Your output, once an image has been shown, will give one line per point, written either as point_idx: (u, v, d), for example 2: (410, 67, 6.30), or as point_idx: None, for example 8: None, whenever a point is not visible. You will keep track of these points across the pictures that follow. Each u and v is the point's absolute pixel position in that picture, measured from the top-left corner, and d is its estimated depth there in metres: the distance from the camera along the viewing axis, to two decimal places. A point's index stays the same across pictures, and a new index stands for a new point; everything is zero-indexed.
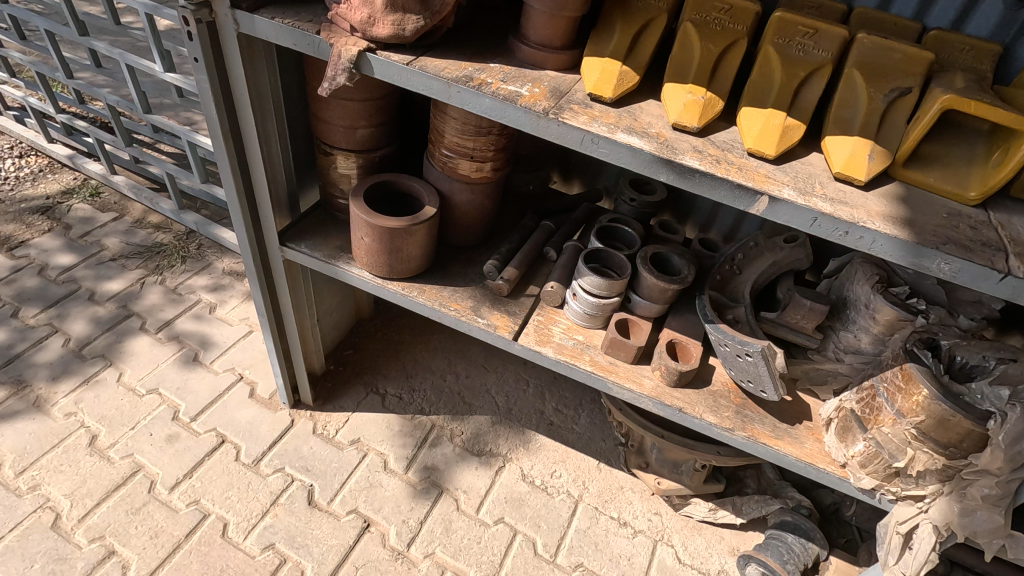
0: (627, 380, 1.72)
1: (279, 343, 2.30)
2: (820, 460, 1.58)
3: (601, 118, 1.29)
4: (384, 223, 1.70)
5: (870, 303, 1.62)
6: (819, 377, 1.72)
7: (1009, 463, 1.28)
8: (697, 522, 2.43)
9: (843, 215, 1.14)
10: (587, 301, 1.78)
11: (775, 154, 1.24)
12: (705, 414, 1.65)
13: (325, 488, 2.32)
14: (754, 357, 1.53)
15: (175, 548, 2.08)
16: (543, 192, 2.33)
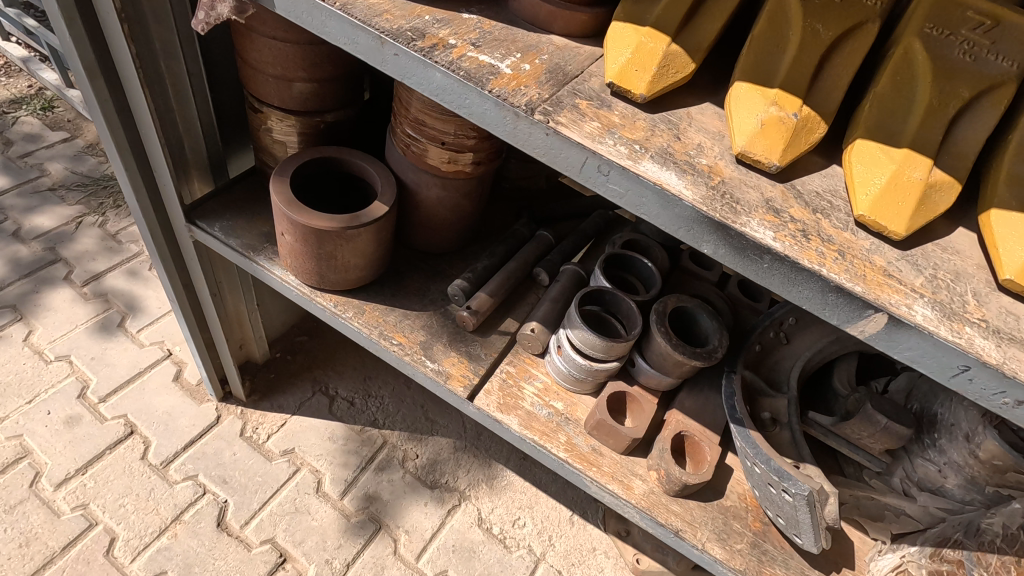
0: (611, 478, 1.26)
1: (201, 332, 1.88)
2: None
3: (618, 129, 0.78)
4: (312, 224, 1.23)
5: (974, 436, 1.11)
6: (874, 511, 1.23)
7: None
8: None
9: (1021, 370, 0.63)
10: (575, 362, 1.31)
11: (904, 234, 0.73)
12: (709, 544, 1.20)
13: (240, 507, 1.95)
14: (794, 498, 1.06)
15: (47, 562, 1.74)
16: (548, 188, 1.83)
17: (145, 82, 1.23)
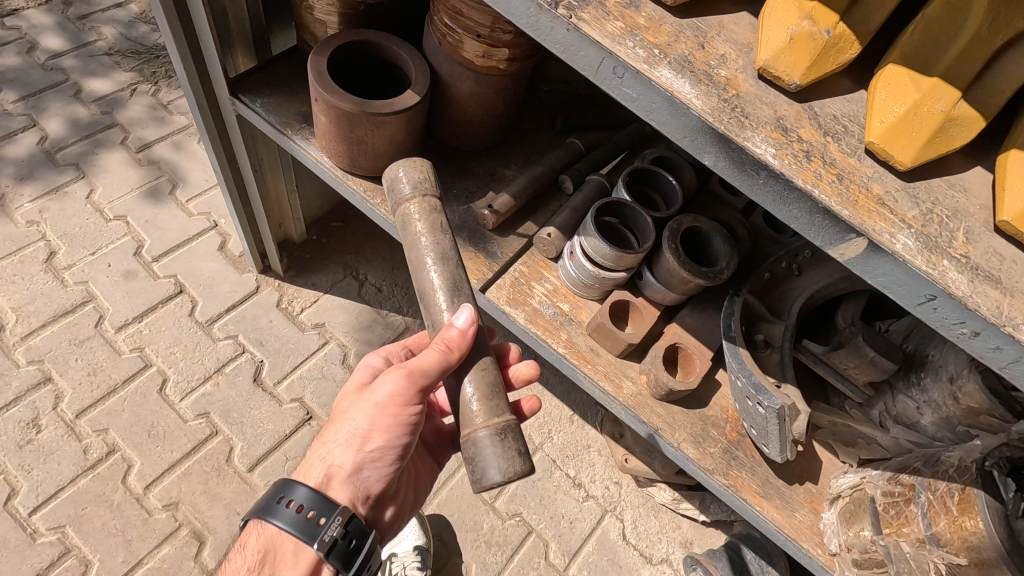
0: (604, 377, 1.36)
1: (242, 206, 1.99)
2: (804, 538, 1.25)
3: (643, 31, 0.78)
4: (322, 99, 1.28)
5: (956, 378, 1.16)
6: (847, 436, 1.32)
7: None
8: (657, 504, 2.25)
9: (983, 305, 0.67)
10: (584, 269, 1.37)
11: (908, 166, 0.73)
12: (684, 443, 1.32)
13: (274, 368, 2.16)
14: (766, 410, 1.16)
15: (110, 391, 2.00)
16: (586, 94, 1.78)
17: None
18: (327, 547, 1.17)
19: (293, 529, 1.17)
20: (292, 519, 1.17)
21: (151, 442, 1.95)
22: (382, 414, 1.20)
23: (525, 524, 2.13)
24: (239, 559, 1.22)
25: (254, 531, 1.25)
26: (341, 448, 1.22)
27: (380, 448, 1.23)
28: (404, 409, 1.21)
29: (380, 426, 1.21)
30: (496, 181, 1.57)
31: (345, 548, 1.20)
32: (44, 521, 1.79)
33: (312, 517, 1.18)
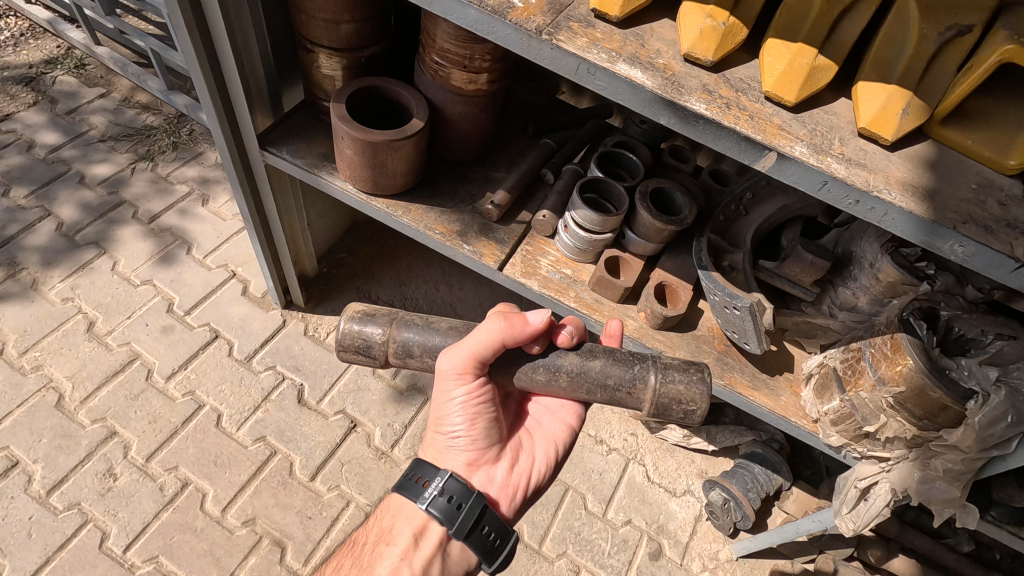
0: (610, 319, 1.68)
1: (267, 246, 2.26)
2: (792, 413, 1.58)
3: (602, 42, 1.11)
4: (348, 135, 1.58)
5: (875, 262, 1.52)
6: (808, 330, 1.66)
7: (980, 442, 1.26)
8: (670, 444, 2.56)
9: (857, 181, 1.02)
10: (578, 236, 1.70)
11: (795, 102, 1.08)
12: (684, 359, 1.63)
13: (314, 388, 2.39)
14: (741, 311, 1.51)
15: (172, 433, 2.20)
16: (548, 103, 2.13)
17: (226, 28, 1.54)
18: (428, 501, 1.41)
19: (405, 490, 1.45)
20: (407, 484, 1.45)
21: (219, 471, 2.15)
22: (449, 395, 1.45)
23: (561, 483, 2.40)
24: (375, 518, 1.51)
25: (386, 501, 1.54)
26: (439, 425, 1.51)
27: (459, 419, 1.48)
28: (460, 387, 1.43)
29: (456, 405, 1.46)
30: (492, 183, 1.89)
31: (450, 508, 1.41)
32: (138, 555, 1.97)
33: (416, 477, 1.46)
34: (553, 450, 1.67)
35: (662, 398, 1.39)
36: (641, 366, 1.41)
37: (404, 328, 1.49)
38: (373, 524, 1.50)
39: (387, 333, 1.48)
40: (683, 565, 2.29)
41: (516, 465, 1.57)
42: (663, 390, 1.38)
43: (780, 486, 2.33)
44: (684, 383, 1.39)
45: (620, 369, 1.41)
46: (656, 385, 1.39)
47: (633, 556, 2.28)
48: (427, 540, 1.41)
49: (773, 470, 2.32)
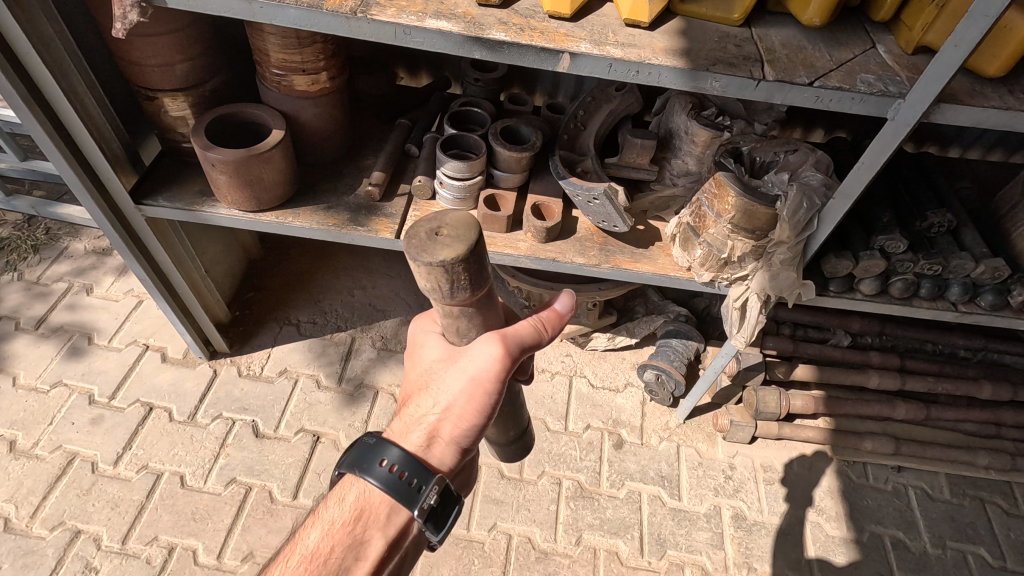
0: (505, 247, 1.93)
1: (174, 302, 2.31)
2: (671, 270, 1.92)
3: (409, 8, 1.33)
4: (216, 159, 1.70)
5: (688, 129, 1.87)
6: (662, 203, 2.01)
7: (794, 231, 1.64)
8: (601, 352, 2.87)
9: (632, 57, 1.32)
10: (454, 186, 1.92)
11: (571, 13, 1.37)
12: (575, 258, 1.92)
13: (267, 419, 2.46)
14: (600, 199, 1.80)
15: (140, 509, 2.19)
16: (388, 93, 2.27)
17: (65, 97, 1.60)
18: (424, 512, 1.22)
19: (392, 491, 1.21)
20: (392, 480, 1.21)
21: (201, 524, 2.18)
22: (473, 390, 1.22)
23: None
24: (339, 515, 1.23)
25: (351, 484, 1.25)
26: (444, 420, 1.26)
27: (475, 422, 1.26)
28: (495, 388, 1.20)
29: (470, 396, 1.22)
30: (365, 170, 2.08)
31: (439, 503, 1.26)
32: None
33: (415, 481, 1.22)
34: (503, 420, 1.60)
35: (511, 449, 1.62)
36: (541, 421, 1.59)
37: (452, 284, 1.18)
38: (331, 520, 1.22)
39: (475, 294, 1.06)
40: (644, 443, 2.62)
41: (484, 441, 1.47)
42: (528, 441, 1.61)
43: (696, 350, 2.71)
44: (539, 438, 1.64)
45: (525, 410, 1.55)
46: (532, 432, 1.60)
47: (601, 452, 2.57)
48: (399, 546, 1.25)
49: (685, 338, 2.71)
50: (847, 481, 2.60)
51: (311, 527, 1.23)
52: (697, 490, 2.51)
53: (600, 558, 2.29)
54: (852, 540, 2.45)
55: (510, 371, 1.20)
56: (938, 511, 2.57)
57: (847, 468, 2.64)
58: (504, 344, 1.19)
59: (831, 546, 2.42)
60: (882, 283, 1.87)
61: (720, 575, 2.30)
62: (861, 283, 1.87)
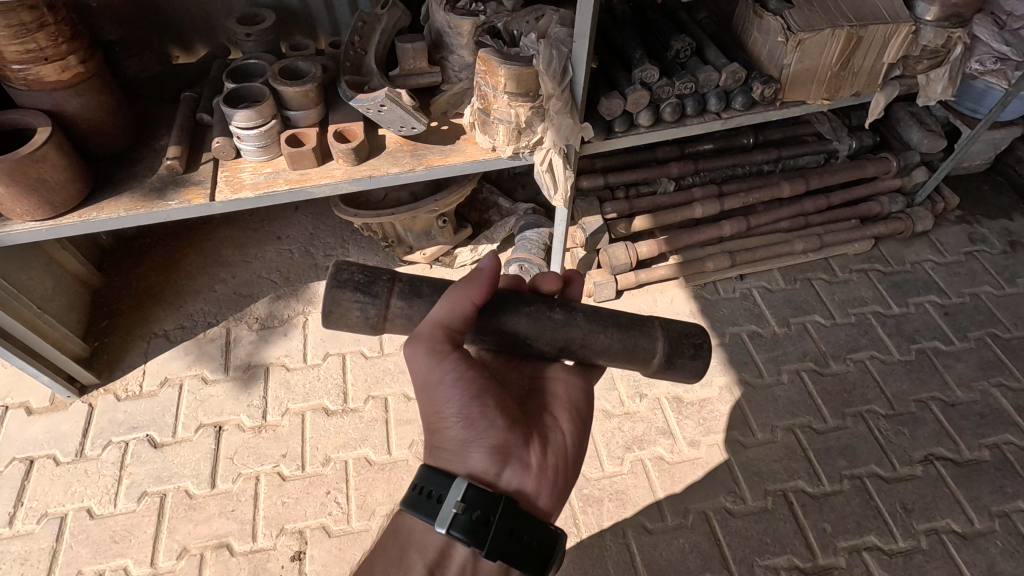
0: (322, 179, 2.02)
1: (13, 345, 2.20)
2: (479, 155, 2.12)
3: None
4: None
5: (450, 23, 2.03)
6: (455, 99, 2.17)
7: (555, 81, 1.86)
8: (471, 265, 3.06)
9: None
10: (251, 135, 1.95)
11: None
12: (390, 169, 2.05)
13: (162, 428, 2.45)
14: (387, 105, 1.92)
15: (53, 553, 2.14)
16: (161, 74, 2.28)
17: None
18: (450, 522, 1.30)
19: (422, 511, 1.33)
20: (418, 500, 1.35)
21: (124, 543, 2.17)
22: (434, 383, 1.41)
23: None
24: (389, 547, 1.39)
25: (400, 519, 1.43)
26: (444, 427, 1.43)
27: (456, 413, 1.40)
28: (445, 373, 1.39)
29: (443, 391, 1.40)
30: (162, 150, 2.06)
31: (470, 522, 1.30)
32: None
33: (438, 489, 1.35)
34: (572, 420, 1.59)
35: (672, 359, 1.57)
36: (648, 323, 1.58)
37: (401, 294, 1.49)
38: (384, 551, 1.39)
39: (388, 290, 1.48)
40: None
41: (545, 446, 1.48)
42: (674, 353, 1.56)
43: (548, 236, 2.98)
44: (685, 328, 1.60)
45: (639, 320, 1.58)
46: (671, 339, 1.57)
47: None
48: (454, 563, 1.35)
49: (536, 228, 2.96)
50: (702, 300, 3.02)
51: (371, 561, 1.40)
52: None
53: None
54: (717, 345, 2.87)
55: (452, 350, 1.40)
56: (777, 299, 3.05)
57: (700, 291, 3.06)
58: (417, 339, 1.41)
59: None
60: (655, 113, 2.17)
61: (619, 409, 2.62)
62: (639, 118, 2.15)
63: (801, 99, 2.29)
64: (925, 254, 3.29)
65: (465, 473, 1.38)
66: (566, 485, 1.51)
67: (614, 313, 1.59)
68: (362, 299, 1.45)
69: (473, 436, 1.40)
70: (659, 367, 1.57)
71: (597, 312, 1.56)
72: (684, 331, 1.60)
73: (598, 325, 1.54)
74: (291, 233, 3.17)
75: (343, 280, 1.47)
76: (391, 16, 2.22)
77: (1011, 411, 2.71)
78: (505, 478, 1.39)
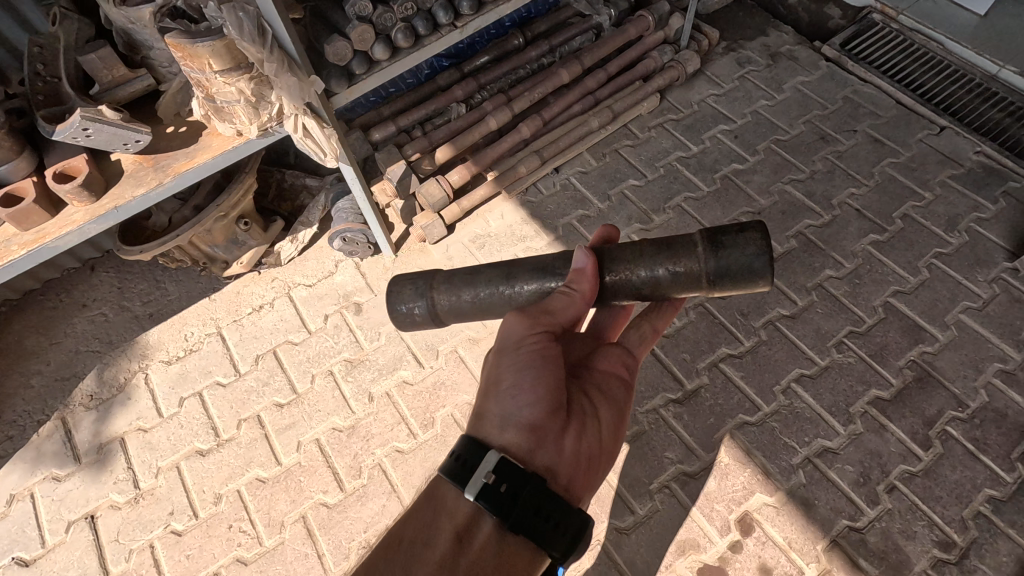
0: (62, 229, 1.84)
1: None
2: (227, 145, 2.02)
3: None
4: None
5: (129, 18, 1.85)
6: (179, 97, 2.03)
7: (257, 45, 1.77)
8: (299, 256, 2.97)
9: None
10: None
11: None
12: (135, 192, 1.90)
13: (29, 544, 2.28)
14: (92, 127, 1.76)
15: None
16: None
17: None
18: (478, 492, 1.38)
19: (453, 474, 1.43)
20: (452, 465, 1.45)
21: None
22: (506, 358, 1.56)
23: (267, 352, 2.72)
24: (419, 513, 1.47)
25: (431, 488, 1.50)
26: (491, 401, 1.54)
27: (513, 386, 1.52)
28: (523, 345, 1.56)
29: (511, 369, 1.54)
30: None
31: (498, 495, 1.38)
32: None
33: (474, 456, 1.44)
34: (616, 417, 1.66)
35: (717, 247, 1.52)
36: (689, 240, 1.58)
37: (443, 290, 1.76)
38: (413, 518, 1.46)
39: (428, 289, 1.77)
40: (377, 293, 2.88)
41: (581, 433, 1.55)
42: (720, 247, 1.52)
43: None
44: (733, 238, 1.52)
45: (680, 238, 1.61)
46: (715, 240, 1.54)
47: (348, 327, 2.78)
48: (475, 537, 1.40)
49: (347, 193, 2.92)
50: (529, 205, 3.13)
51: (399, 526, 1.46)
52: None
53: (393, 394, 2.58)
54: (553, 240, 3.02)
55: (539, 328, 1.57)
56: (595, 178, 3.22)
57: (524, 197, 3.17)
58: (518, 315, 1.59)
59: None
60: (388, 43, 2.15)
61: (484, 333, 2.72)
62: (375, 53, 2.13)
63: None
64: (706, 91, 3.57)
65: (500, 447, 1.46)
66: (592, 479, 1.57)
67: (660, 242, 1.63)
68: (416, 305, 1.79)
69: (523, 413, 1.49)
70: (710, 280, 1.54)
71: (640, 246, 1.66)
72: (738, 237, 1.51)
73: (642, 254, 1.62)
74: (97, 295, 2.91)
75: (404, 284, 1.81)
76: (69, 29, 1.99)
77: (805, 199, 3.09)
78: (539, 457, 1.47)
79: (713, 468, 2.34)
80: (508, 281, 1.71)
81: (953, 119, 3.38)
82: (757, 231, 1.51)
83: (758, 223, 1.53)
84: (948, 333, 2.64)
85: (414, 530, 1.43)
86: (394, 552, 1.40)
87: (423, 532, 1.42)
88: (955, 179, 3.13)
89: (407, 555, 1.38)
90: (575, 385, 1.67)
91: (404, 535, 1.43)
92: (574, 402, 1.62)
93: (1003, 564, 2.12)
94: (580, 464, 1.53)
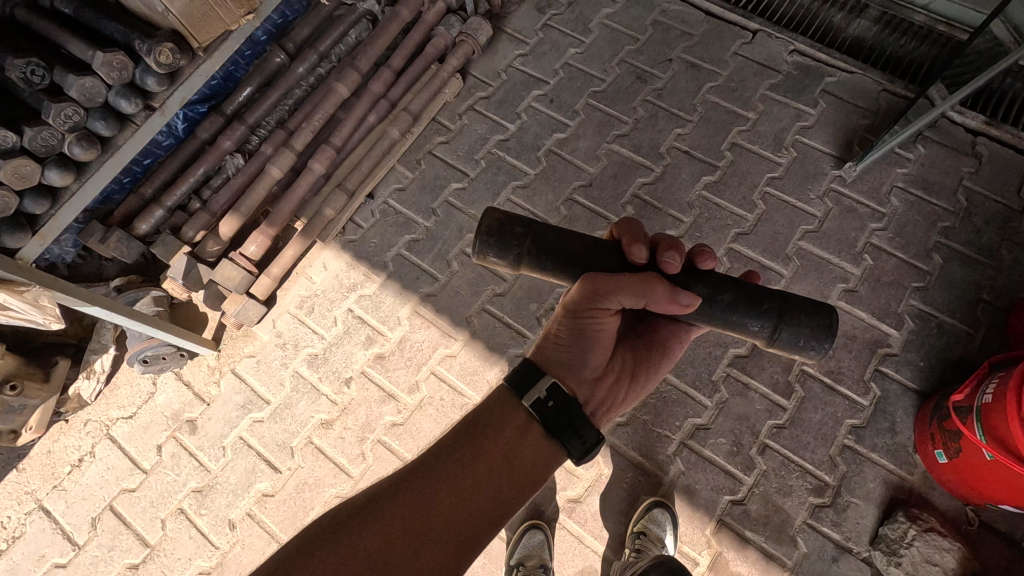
0: None
1: None
2: None
3: None
4: None
5: None
6: None
7: None
8: (109, 386, 2.59)
9: None
10: None
11: None
12: None
13: None
14: None
15: None
16: None
17: None
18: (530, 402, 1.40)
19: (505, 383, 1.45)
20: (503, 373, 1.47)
21: None
22: (566, 312, 1.48)
23: (102, 512, 2.40)
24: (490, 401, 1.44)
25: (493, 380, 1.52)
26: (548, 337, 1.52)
27: (571, 335, 1.48)
28: (585, 308, 1.45)
29: (572, 319, 1.47)
30: None
31: (544, 409, 1.39)
32: None
33: (523, 376, 1.45)
34: (651, 378, 1.65)
35: (785, 332, 1.46)
36: (772, 307, 1.45)
37: (532, 255, 1.50)
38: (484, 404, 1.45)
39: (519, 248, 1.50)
40: (209, 402, 2.56)
41: (618, 384, 1.55)
42: (791, 317, 1.45)
43: (156, 297, 2.56)
44: (804, 332, 1.45)
45: (772, 292, 1.47)
46: (789, 311, 1.45)
47: (187, 452, 2.48)
48: (528, 437, 1.38)
49: (134, 300, 2.52)
50: (350, 245, 2.81)
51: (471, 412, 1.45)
52: (274, 382, 2.57)
53: (255, 513, 2.35)
54: (386, 279, 2.74)
55: (610, 305, 1.44)
56: (414, 193, 2.90)
57: (344, 237, 2.83)
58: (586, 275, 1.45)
59: (378, 300, 2.69)
60: (64, 162, 1.73)
61: (335, 413, 2.49)
62: (50, 180, 1.72)
63: (223, 29, 1.92)
64: (511, 53, 3.22)
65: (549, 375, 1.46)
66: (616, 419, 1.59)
67: (759, 291, 1.47)
68: (502, 258, 1.53)
69: (575, 354, 1.48)
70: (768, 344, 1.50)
71: (739, 286, 1.47)
72: (812, 328, 1.45)
73: (731, 293, 1.47)
74: None
75: (492, 233, 1.51)
76: None
77: (633, 156, 2.90)
78: (576, 392, 1.47)
79: (596, 485, 2.30)
80: (597, 262, 1.49)
81: (763, 20, 3.20)
82: (823, 319, 1.45)
83: (830, 311, 1.46)
84: (791, 265, 2.59)
85: (488, 418, 1.41)
86: (466, 443, 1.36)
87: (495, 415, 1.41)
88: (774, 89, 3.00)
89: (481, 441, 1.37)
90: (625, 343, 1.64)
91: (478, 420, 1.41)
92: (618, 357, 1.58)
93: (872, 490, 2.21)
94: (607, 407, 1.53)
